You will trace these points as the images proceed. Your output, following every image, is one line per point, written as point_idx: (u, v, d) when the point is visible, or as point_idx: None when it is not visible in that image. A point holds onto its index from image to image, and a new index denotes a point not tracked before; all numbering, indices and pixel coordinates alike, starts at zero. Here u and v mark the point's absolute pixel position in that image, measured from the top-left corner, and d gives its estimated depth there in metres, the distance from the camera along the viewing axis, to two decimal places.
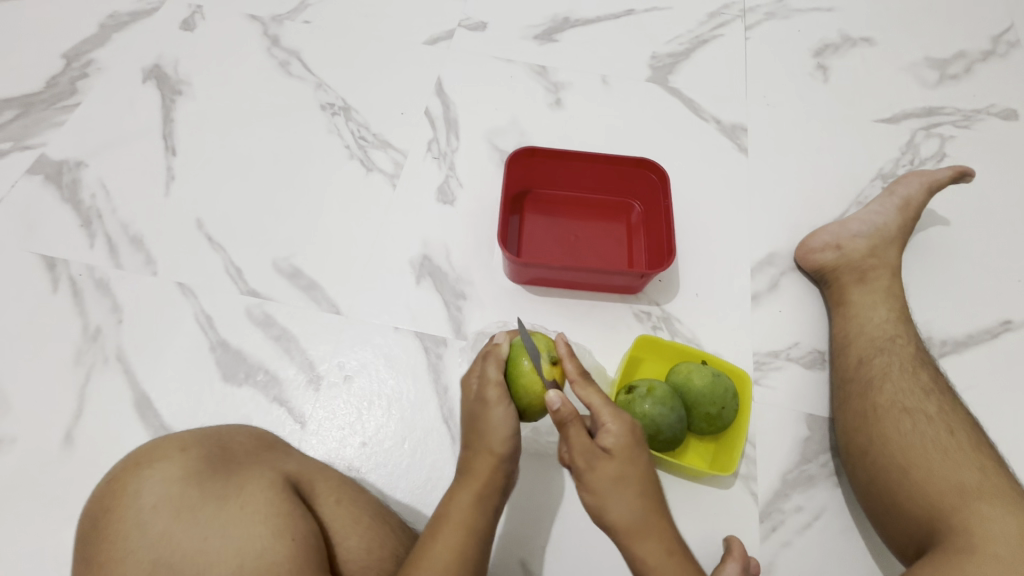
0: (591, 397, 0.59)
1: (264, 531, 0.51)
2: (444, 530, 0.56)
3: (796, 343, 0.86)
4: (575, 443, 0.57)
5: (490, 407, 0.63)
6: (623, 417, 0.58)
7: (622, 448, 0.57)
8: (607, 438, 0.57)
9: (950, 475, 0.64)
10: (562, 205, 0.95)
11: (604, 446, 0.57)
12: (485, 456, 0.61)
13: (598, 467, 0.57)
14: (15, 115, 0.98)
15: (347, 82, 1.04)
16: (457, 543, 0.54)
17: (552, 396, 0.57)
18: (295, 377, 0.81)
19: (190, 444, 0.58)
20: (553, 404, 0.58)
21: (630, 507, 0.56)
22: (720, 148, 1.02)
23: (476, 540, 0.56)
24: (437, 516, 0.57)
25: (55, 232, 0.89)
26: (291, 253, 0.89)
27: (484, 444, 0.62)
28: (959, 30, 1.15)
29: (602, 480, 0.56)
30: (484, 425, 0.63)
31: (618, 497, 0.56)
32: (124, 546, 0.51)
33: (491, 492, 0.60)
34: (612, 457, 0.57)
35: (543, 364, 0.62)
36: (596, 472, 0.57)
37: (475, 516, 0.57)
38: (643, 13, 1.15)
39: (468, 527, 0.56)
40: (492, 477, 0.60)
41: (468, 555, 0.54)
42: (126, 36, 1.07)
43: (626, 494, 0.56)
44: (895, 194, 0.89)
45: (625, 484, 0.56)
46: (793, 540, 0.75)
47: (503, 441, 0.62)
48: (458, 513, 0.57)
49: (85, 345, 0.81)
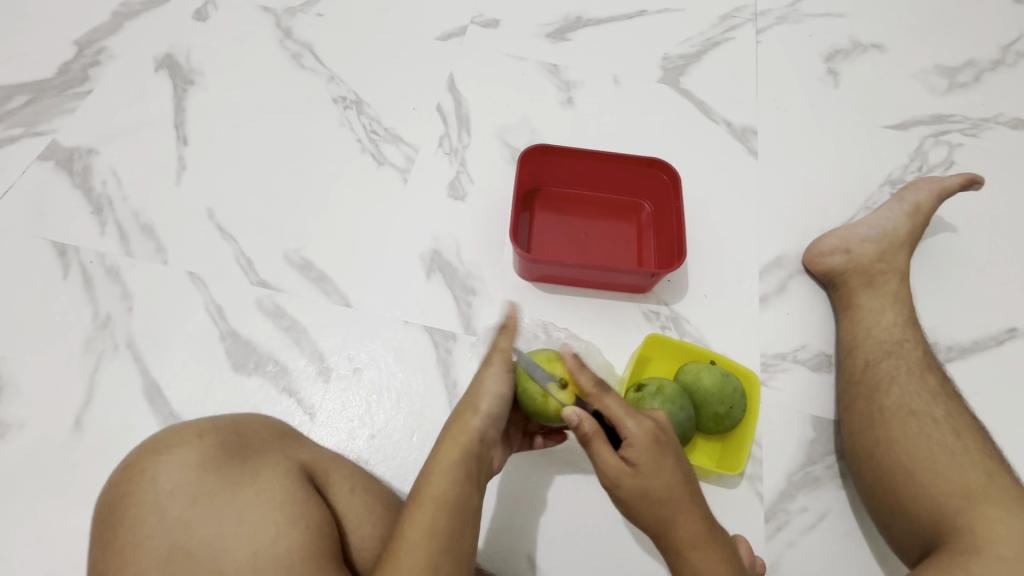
0: (610, 409, 0.58)
1: (279, 516, 0.52)
2: (419, 499, 0.54)
3: (803, 346, 0.87)
4: (602, 458, 0.58)
5: (487, 369, 0.64)
6: (646, 426, 0.57)
7: (644, 458, 0.56)
8: (630, 451, 0.56)
9: (956, 477, 0.65)
10: (572, 204, 0.95)
11: (628, 460, 0.56)
12: (467, 420, 0.61)
13: (625, 480, 0.56)
14: (26, 101, 0.98)
15: (359, 76, 1.05)
16: (434, 514, 0.52)
17: (571, 414, 0.57)
18: (304, 368, 0.81)
19: (207, 431, 0.59)
20: (572, 422, 0.58)
21: (659, 512, 0.55)
22: (729, 151, 1.02)
23: (455, 512, 0.53)
24: (415, 489, 0.55)
25: (66, 218, 0.89)
26: (302, 245, 0.89)
27: (469, 407, 0.62)
28: (969, 38, 1.16)
29: (631, 493, 0.56)
30: (475, 388, 0.63)
31: (647, 507, 0.56)
32: (142, 530, 0.51)
33: (469, 455, 0.58)
34: (639, 467, 0.56)
35: (557, 394, 0.62)
36: (625, 487, 0.56)
37: (453, 482, 0.55)
38: (656, 14, 1.15)
39: (444, 491, 0.54)
40: (472, 443, 0.59)
41: (447, 527, 0.52)
42: (139, 24, 1.07)
43: (655, 504, 0.55)
44: (904, 200, 0.90)
45: (652, 496, 0.55)
46: (797, 540, 0.75)
47: (490, 401, 0.62)
48: (435, 484, 0.55)
49: (95, 332, 0.81)
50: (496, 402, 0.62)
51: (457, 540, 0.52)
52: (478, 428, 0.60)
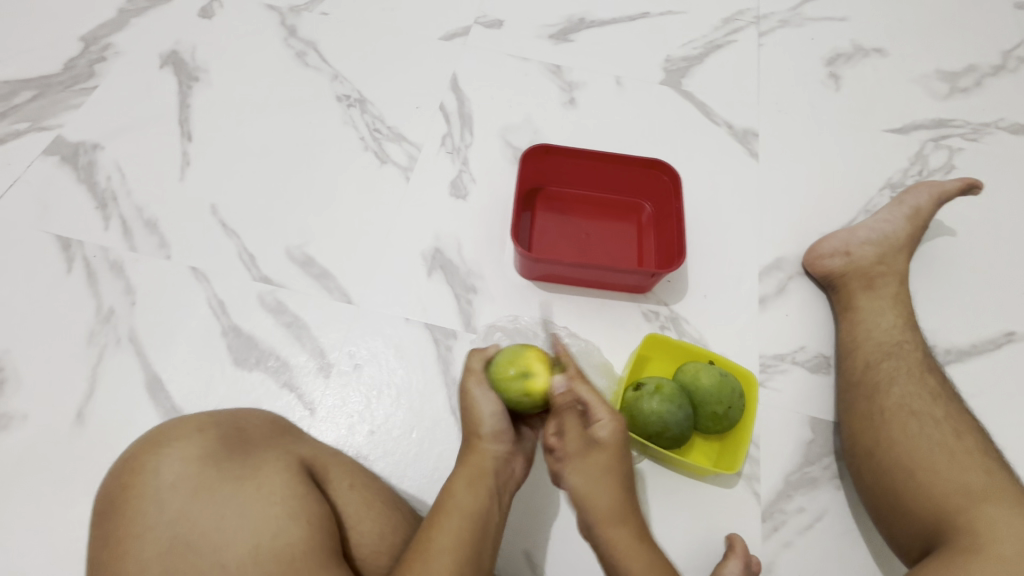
0: (591, 395, 0.64)
1: (280, 511, 0.53)
2: (441, 513, 0.55)
3: (802, 347, 0.87)
4: (570, 429, 0.65)
5: (471, 393, 0.65)
6: (618, 416, 0.64)
7: (613, 440, 0.63)
8: (601, 431, 0.63)
9: (957, 478, 0.65)
10: (573, 204, 0.95)
11: (596, 438, 0.63)
12: (475, 443, 0.62)
13: (589, 455, 0.63)
14: (32, 96, 0.99)
15: (363, 74, 1.05)
16: (456, 527, 0.54)
17: (558, 378, 0.64)
18: (305, 363, 0.82)
19: (207, 426, 0.60)
20: (558, 386, 0.64)
21: (614, 489, 0.62)
22: (730, 153, 1.02)
23: (474, 525, 0.55)
24: (435, 504, 0.57)
25: (71, 212, 0.89)
26: (304, 241, 0.90)
27: (473, 432, 0.63)
28: (970, 43, 1.16)
29: (587, 466, 0.63)
30: (470, 413, 0.64)
31: (597, 484, 0.62)
32: (143, 522, 0.52)
33: (485, 473, 0.60)
34: (605, 446, 0.63)
35: (527, 388, 0.63)
36: (583, 458, 0.63)
37: (473, 497, 0.57)
38: (659, 17, 1.16)
39: (466, 507, 0.56)
40: (486, 461, 0.61)
41: (468, 538, 0.54)
42: (144, 21, 1.07)
43: (606, 485, 0.62)
44: (904, 204, 0.90)
45: (606, 474, 0.62)
46: (793, 540, 0.75)
47: (491, 423, 0.63)
48: (455, 501, 0.57)
49: (98, 326, 0.82)
50: (498, 418, 0.63)
51: (479, 549, 0.54)
52: (490, 449, 0.62)
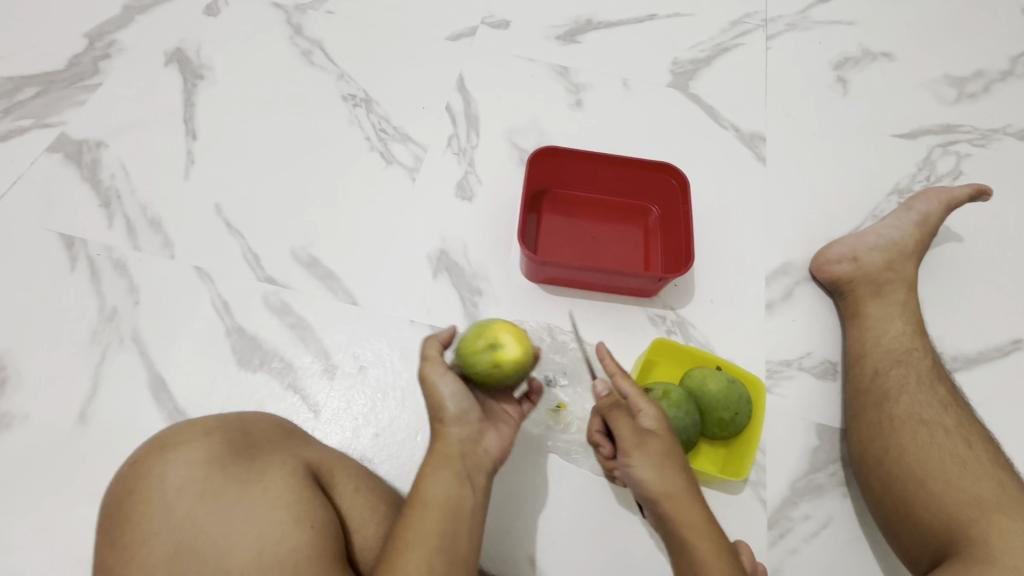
0: (628, 388, 0.62)
1: (284, 516, 0.52)
2: (411, 508, 0.54)
3: (808, 353, 0.86)
4: (621, 427, 0.61)
5: (428, 376, 0.62)
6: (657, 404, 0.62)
7: (662, 426, 0.60)
8: (648, 421, 0.60)
9: (969, 488, 0.65)
10: (580, 207, 0.95)
11: (647, 428, 0.60)
12: (439, 428, 0.60)
13: (645, 444, 0.60)
14: (37, 93, 0.98)
15: (369, 74, 1.05)
16: (432, 522, 0.52)
17: (597, 383, 0.63)
18: (309, 365, 0.81)
19: (213, 429, 0.59)
20: (598, 390, 0.62)
21: (673, 482, 0.58)
22: (737, 157, 1.02)
23: (445, 518, 0.53)
24: (410, 496, 0.55)
25: (75, 210, 0.89)
26: (309, 242, 0.89)
27: (437, 416, 0.61)
28: (979, 48, 1.16)
29: (650, 456, 0.59)
30: (430, 398, 0.61)
31: (664, 473, 0.58)
32: (149, 527, 0.52)
33: (452, 459, 0.58)
34: (657, 436, 0.60)
35: (492, 360, 0.61)
36: (643, 450, 0.59)
37: (442, 486, 0.55)
38: (666, 19, 1.15)
39: (436, 499, 0.54)
40: (450, 447, 0.59)
41: (441, 533, 0.52)
42: (150, 18, 1.07)
43: (672, 470, 0.58)
44: (913, 210, 0.89)
45: (669, 460, 0.59)
46: (800, 547, 0.75)
47: (451, 404, 0.61)
48: (425, 492, 0.55)
49: (102, 325, 0.81)
50: (459, 398, 0.61)
51: (452, 542, 0.52)
52: (453, 433, 0.60)
